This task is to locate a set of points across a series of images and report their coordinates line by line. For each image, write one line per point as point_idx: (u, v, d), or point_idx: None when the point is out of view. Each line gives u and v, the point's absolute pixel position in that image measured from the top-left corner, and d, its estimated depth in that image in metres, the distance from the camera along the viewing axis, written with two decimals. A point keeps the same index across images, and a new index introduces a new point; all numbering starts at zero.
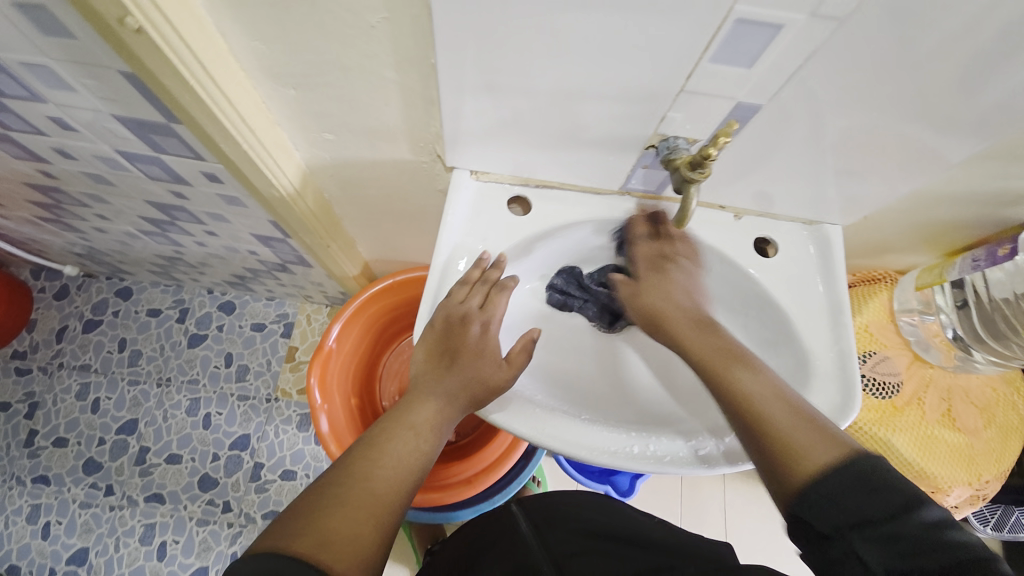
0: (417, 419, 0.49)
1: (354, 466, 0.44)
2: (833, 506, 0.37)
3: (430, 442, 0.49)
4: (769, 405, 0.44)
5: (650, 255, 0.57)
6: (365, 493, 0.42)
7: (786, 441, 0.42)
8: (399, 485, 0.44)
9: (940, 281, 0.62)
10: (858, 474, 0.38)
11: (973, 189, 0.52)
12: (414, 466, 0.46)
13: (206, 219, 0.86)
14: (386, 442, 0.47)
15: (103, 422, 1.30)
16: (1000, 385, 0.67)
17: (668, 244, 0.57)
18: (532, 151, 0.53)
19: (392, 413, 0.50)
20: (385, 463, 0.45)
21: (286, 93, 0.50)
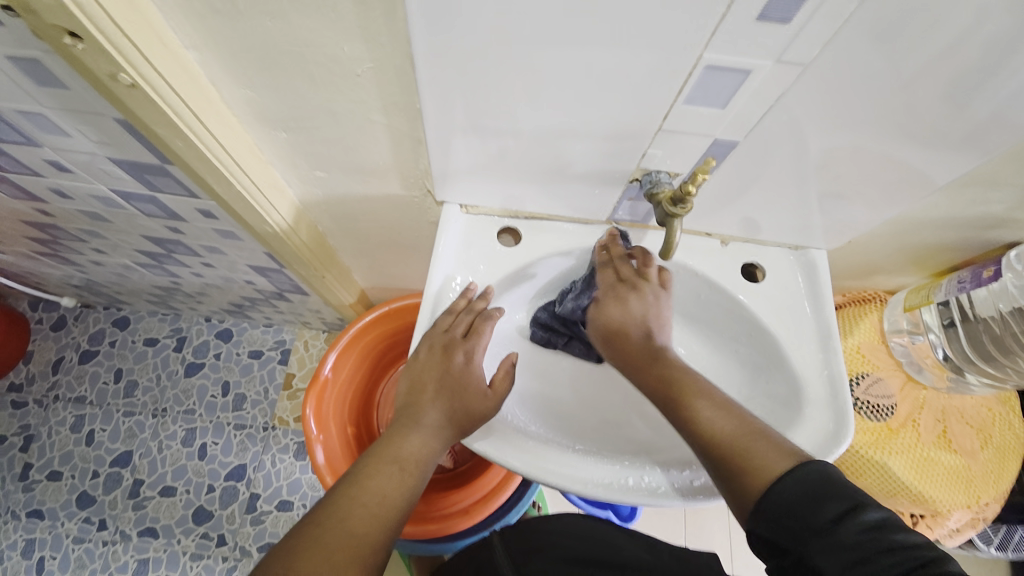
0: (400, 453, 0.49)
1: (336, 505, 0.44)
2: (789, 519, 0.38)
3: (414, 476, 0.49)
4: (735, 427, 0.44)
5: (605, 281, 0.56)
6: (346, 533, 0.42)
7: (742, 453, 0.42)
8: (382, 524, 0.44)
9: (928, 302, 0.63)
10: (805, 482, 0.38)
11: (953, 214, 0.53)
12: (398, 500, 0.46)
13: (202, 252, 0.87)
14: (369, 478, 0.47)
15: (98, 455, 1.28)
16: (996, 405, 0.67)
17: (627, 267, 0.56)
18: (519, 185, 0.55)
19: (377, 448, 0.50)
20: (368, 500, 0.45)
21: (277, 135, 0.51)
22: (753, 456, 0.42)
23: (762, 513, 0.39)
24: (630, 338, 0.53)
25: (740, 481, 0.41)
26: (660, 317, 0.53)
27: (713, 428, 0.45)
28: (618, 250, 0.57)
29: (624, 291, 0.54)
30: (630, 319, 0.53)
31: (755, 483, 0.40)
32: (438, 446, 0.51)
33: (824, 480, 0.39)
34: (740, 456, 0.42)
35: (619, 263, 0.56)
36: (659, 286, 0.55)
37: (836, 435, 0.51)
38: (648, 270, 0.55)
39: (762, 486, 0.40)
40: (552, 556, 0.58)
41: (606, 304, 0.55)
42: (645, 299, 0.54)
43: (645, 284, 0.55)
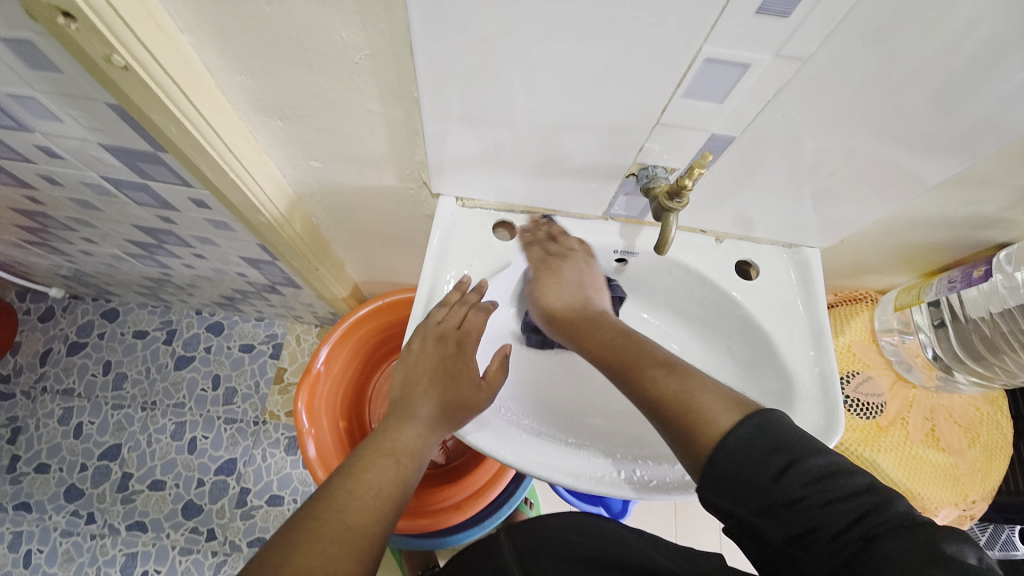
0: (394, 446, 0.49)
1: (331, 498, 0.44)
2: (734, 484, 0.37)
3: (410, 468, 0.48)
4: (676, 384, 0.43)
5: (535, 258, 0.60)
6: (342, 526, 0.42)
7: (688, 414, 0.41)
8: (377, 516, 0.44)
9: (918, 302, 0.64)
10: (745, 439, 0.37)
11: (945, 214, 0.54)
12: (394, 492, 0.46)
13: (194, 242, 0.86)
14: (364, 471, 0.46)
15: (86, 448, 1.27)
16: (983, 404, 0.68)
17: (556, 244, 0.60)
18: (516, 179, 0.55)
19: (372, 441, 0.49)
20: (363, 492, 0.44)
21: (273, 123, 0.50)
22: (701, 415, 0.40)
23: (707, 476, 0.38)
24: (566, 308, 0.57)
25: (687, 441, 0.40)
26: (591, 282, 0.60)
27: (660, 388, 0.44)
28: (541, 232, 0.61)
29: (550, 266, 0.60)
30: (550, 291, 0.59)
31: (700, 438, 0.39)
32: (433, 438, 0.51)
33: (768, 432, 0.37)
34: (692, 421, 0.40)
35: (544, 243, 0.61)
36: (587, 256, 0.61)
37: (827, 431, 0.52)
38: (569, 241, 0.60)
39: (710, 448, 0.39)
40: (546, 556, 0.59)
41: (540, 278, 0.60)
42: (577, 269, 0.60)
43: (572, 255, 0.60)
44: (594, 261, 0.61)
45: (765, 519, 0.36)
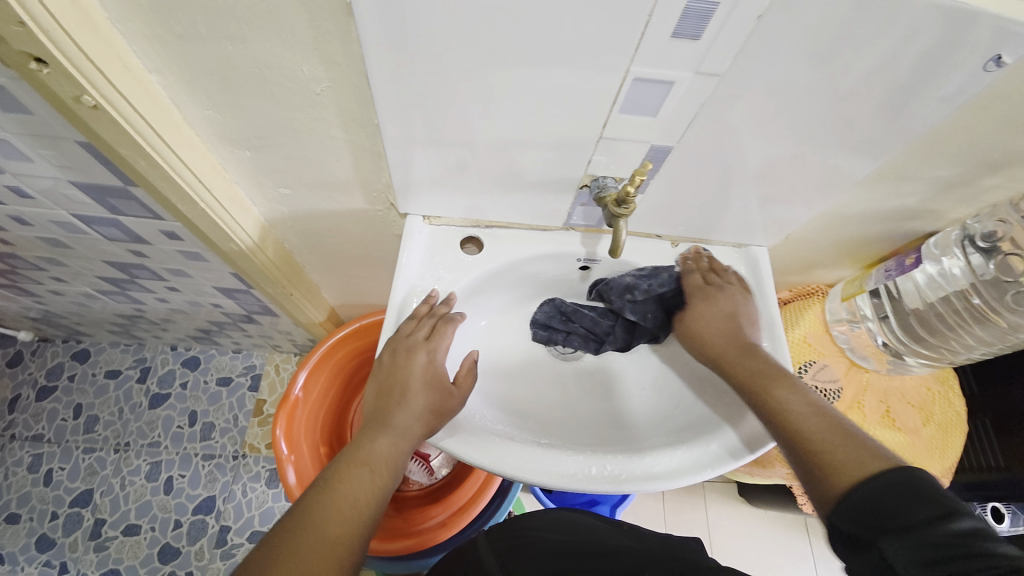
0: (369, 456, 0.50)
1: (308, 510, 0.45)
2: (873, 513, 0.39)
3: (385, 476, 0.49)
4: (828, 426, 0.46)
5: (693, 284, 0.62)
6: (319, 536, 0.43)
7: (825, 453, 0.44)
8: (356, 526, 0.45)
9: (861, 291, 0.68)
10: (895, 483, 0.39)
11: (872, 208, 0.59)
12: (371, 501, 0.47)
13: (167, 275, 0.86)
14: (340, 483, 0.47)
15: (57, 495, 1.22)
16: (934, 384, 0.71)
17: (715, 275, 0.63)
18: (478, 196, 0.58)
19: (347, 454, 0.50)
20: (340, 503, 0.45)
21: (241, 154, 0.53)
22: (840, 458, 0.43)
23: (841, 509, 0.41)
24: (715, 330, 0.59)
25: (827, 482, 0.43)
26: (749, 316, 0.59)
27: (800, 424, 0.47)
28: (702, 261, 0.65)
29: (704, 294, 0.61)
30: (706, 318, 0.59)
31: (842, 480, 0.42)
32: (408, 445, 0.52)
33: (917, 486, 0.38)
34: (835, 465, 0.43)
35: (705, 272, 0.63)
36: (745, 289, 0.62)
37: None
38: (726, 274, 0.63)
39: (843, 489, 0.41)
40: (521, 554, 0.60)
41: (695, 303, 0.61)
42: (733, 299, 0.60)
43: (731, 287, 0.62)
44: (753, 297, 0.62)
45: (896, 541, 0.36)
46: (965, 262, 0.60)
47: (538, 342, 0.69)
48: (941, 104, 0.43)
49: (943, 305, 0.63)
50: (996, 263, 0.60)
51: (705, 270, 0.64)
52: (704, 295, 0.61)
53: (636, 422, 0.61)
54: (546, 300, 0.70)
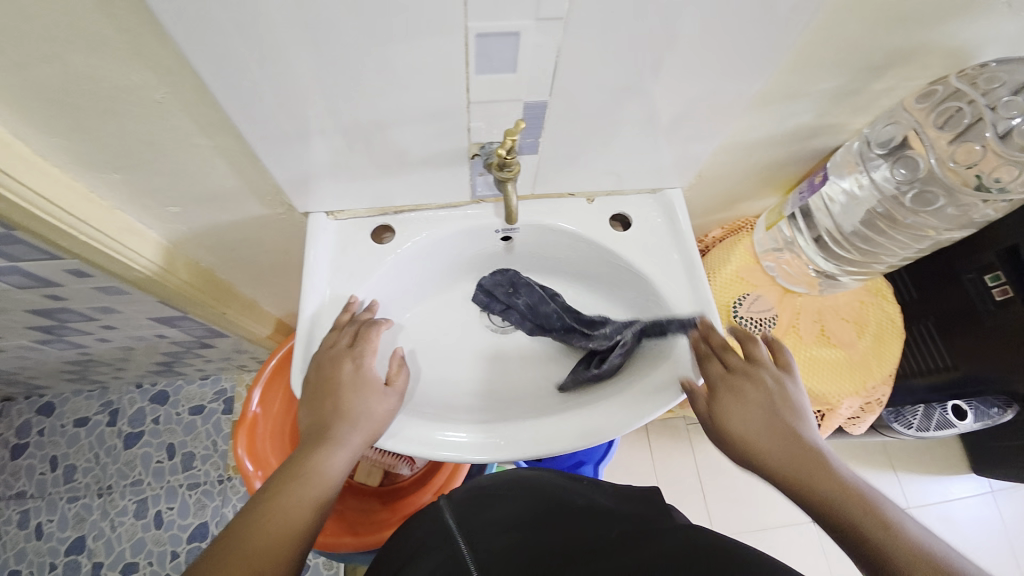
0: (300, 469, 0.48)
1: (231, 534, 0.43)
2: None
3: (318, 489, 0.47)
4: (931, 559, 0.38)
5: (714, 372, 0.53)
6: (242, 557, 0.41)
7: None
8: (286, 544, 0.43)
9: (782, 218, 0.68)
10: None
11: (770, 132, 0.58)
12: (301, 515, 0.45)
13: (96, 314, 0.83)
14: (271, 499, 0.45)
15: (50, 547, 1.22)
16: (866, 296, 0.73)
17: (734, 355, 0.53)
18: (374, 182, 0.56)
19: (280, 471, 0.48)
20: (268, 522, 0.44)
21: (111, 177, 0.50)
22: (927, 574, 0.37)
23: None
24: (757, 438, 0.49)
25: None
26: (789, 402, 0.51)
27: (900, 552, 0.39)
28: (716, 338, 0.55)
29: (735, 385, 0.52)
30: (743, 418, 0.50)
31: None
32: (347, 456, 0.50)
33: None
34: None
35: (722, 353, 0.53)
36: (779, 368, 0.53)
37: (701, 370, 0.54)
38: (758, 354, 0.54)
39: None
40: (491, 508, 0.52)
41: (723, 399, 0.51)
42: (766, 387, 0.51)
43: (761, 368, 0.53)
44: (791, 377, 0.53)
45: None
46: (869, 177, 0.61)
47: (475, 305, 0.68)
48: (796, 16, 0.42)
49: (865, 226, 0.64)
50: (898, 165, 0.59)
51: (718, 351, 0.54)
52: (732, 386, 0.52)
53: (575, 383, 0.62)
54: (501, 269, 0.69)
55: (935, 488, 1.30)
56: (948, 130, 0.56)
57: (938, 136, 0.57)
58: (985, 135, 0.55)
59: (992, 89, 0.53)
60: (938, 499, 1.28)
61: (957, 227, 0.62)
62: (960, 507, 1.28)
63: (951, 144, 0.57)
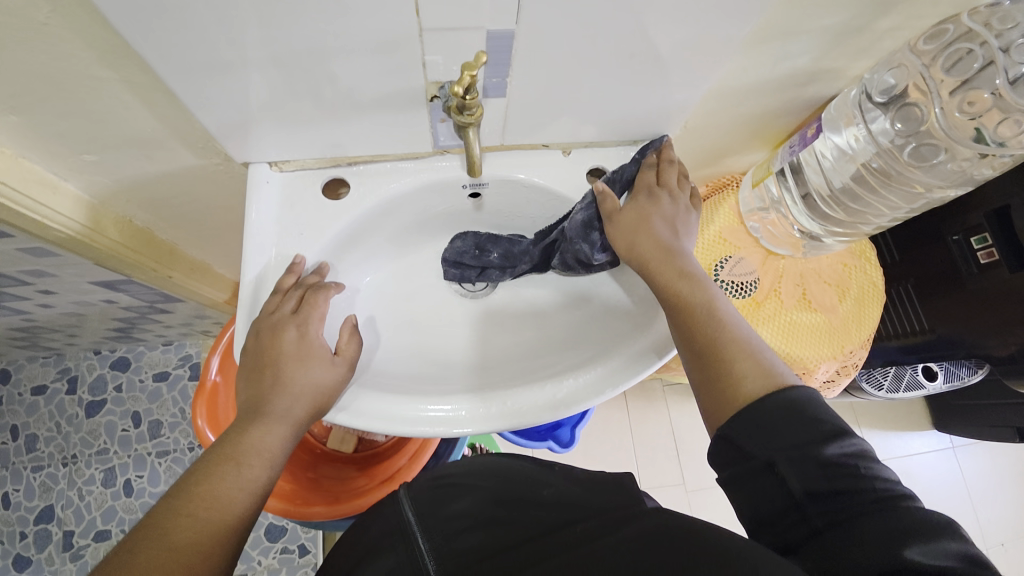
0: (237, 449, 0.44)
1: (152, 527, 0.39)
2: (770, 436, 0.39)
3: (256, 470, 0.44)
4: (736, 345, 0.44)
5: (644, 182, 0.55)
6: (162, 553, 0.37)
7: (728, 365, 0.43)
8: (218, 532, 0.40)
9: (769, 173, 0.64)
10: (796, 402, 0.39)
11: (763, 77, 0.53)
12: (237, 501, 0.42)
13: (29, 278, 0.76)
14: (198, 486, 0.41)
15: (19, 516, 1.19)
16: (849, 259, 0.70)
17: (672, 172, 0.55)
18: (322, 129, 0.50)
19: (211, 451, 0.45)
20: (193, 509, 0.40)
21: (5, 119, 0.43)
22: (743, 372, 0.43)
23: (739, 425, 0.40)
24: (647, 231, 0.52)
25: (724, 400, 0.42)
26: (683, 220, 0.53)
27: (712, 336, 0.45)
28: (665, 154, 0.56)
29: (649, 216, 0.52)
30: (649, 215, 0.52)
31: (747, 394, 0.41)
32: (291, 431, 0.47)
33: (804, 409, 0.39)
34: (734, 381, 0.42)
35: (662, 167, 0.56)
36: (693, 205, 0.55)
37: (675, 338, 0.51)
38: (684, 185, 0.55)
39: (746, 400, 0.41)
40: (451, 501, 0.53)
41: (639, 197, 0.54)
42: (678, 204, 0.54)
43: (680, 193, 0.55)
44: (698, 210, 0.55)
45: (792, 466, 0.38)
46: (866, 129, 0.56)
47: (450, 281, 0.64)
48: None
49: (855, 183, 0.60)
50: (897, 118, 0.55)
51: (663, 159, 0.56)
52: (653, 190, 0.54)
53: (546, 350, 0.59)
54: (462, 233, 0.64)
55: (898, 443, 1.35)
56: (955, 76, 0.52)
57: (942, 83, 0.52)
58: (995, 82, 0.50)
59: (1005, 31, 0.48)
60: (899, 454, 1.34)
61: (952, 185, 0.58)
62: (920, 460, 1.35)
63: (955, 94, 0.52)
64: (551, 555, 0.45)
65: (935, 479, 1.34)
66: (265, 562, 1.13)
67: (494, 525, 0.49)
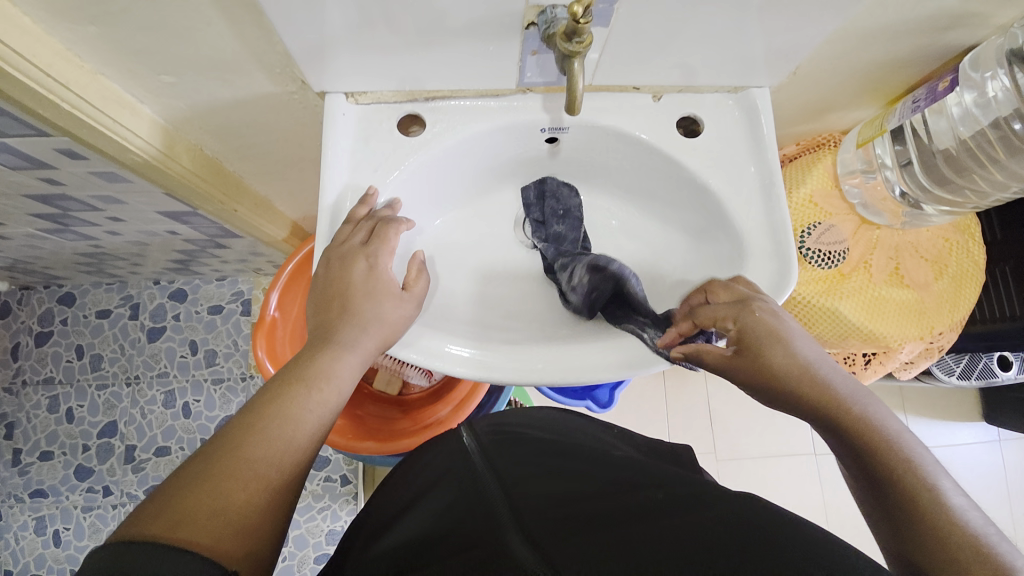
0: (307, 373, 0.44)
1: (228, 435, 0.40)
2: None
3: (324, 394, 0.44)
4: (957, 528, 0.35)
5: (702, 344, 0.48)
6: (239, 461, 0.38)
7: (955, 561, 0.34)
8: (285, 450, 0.41)
9: (880, 133, 0.57)
10: None
11: (903, 16, 0.46)
12: (305, 423, 0.42)
13: (99, 204, 0.77)
14: (271, 403, 0.42)
15: (83, 429, 1.28)
16: (952, 234, 0.64)
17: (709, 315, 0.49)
18: (403, 60, 0.47)
19: (280, 375, 0.45)
20: (265, 425, 0.41)
21: (87, 31, 0.41)
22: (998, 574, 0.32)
23: None
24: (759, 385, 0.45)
25: None
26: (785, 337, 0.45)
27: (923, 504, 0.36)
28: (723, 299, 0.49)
29: (753, 342, 0.45)
30: (775, 357, 0.44)
31: None
32: (358, 361, 0.47)
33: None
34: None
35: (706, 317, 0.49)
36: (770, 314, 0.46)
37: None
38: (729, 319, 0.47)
39: None
40: (515, 446, 0.56)
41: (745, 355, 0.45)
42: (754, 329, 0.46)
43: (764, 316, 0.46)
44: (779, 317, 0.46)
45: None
46: (1010, 83, 0.48)
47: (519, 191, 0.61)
48: None
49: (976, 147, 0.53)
50: None
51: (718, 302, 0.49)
52: (750, 332, 0.46)
53: None
54: (572, 186, 0.61)
55: (944, 433, 1.30)
56: None
57: None
58: None
59: None
60: (943, 443, 1.29)
61: None
62: (963, 451, 1.30)
63: None
64: (622, 512, 0.45)
65: (977, 472, 1.29)
66: (310, 486, 1.20)
67: (557, 471, 0.52)
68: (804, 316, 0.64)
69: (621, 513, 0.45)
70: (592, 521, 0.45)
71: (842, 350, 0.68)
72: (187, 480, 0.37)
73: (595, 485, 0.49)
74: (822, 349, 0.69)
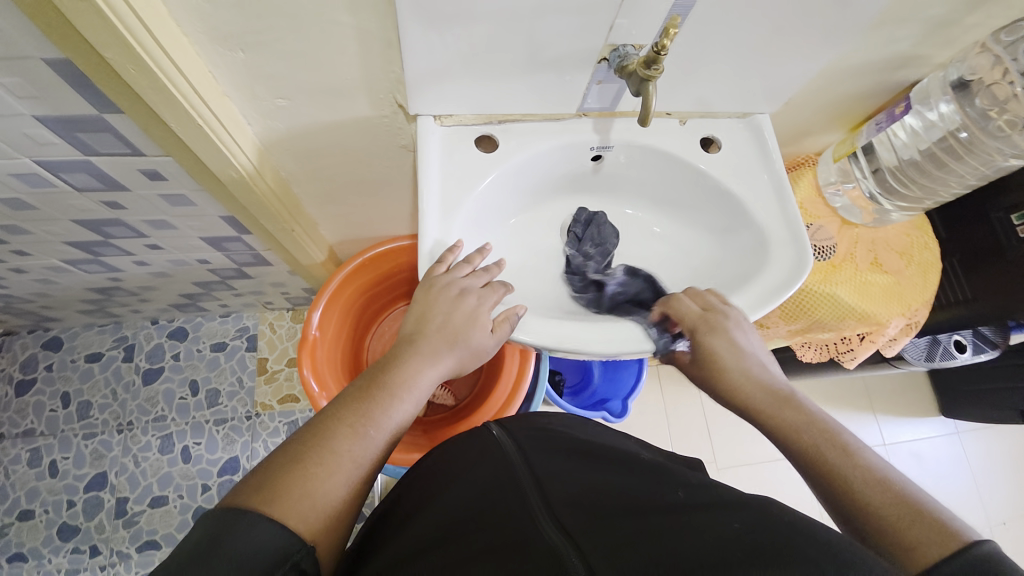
0: (397, 382, 0.50)
1: (313, 428, 0.44)
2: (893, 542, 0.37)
3: (404, 399, 0.49)
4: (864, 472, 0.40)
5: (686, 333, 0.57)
6: (325, 451, 0.42)
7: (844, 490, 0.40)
8: (365, 444, 0.44)
9: (852, 149, 0.72)
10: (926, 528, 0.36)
11: (867, 59, 0.61)
12: (386, 423, 0.47)
13: (147, 230, 0.79)
14: (358, 402, 0.47)
15: (67, 484, 1.18)
16: (912, 230, 0.79)
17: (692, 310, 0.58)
18: (492, 86, 0.56)
19: (368, 377, 0.50)
20: (350, 421, 0.45)
21: (233, 57, 0.48)
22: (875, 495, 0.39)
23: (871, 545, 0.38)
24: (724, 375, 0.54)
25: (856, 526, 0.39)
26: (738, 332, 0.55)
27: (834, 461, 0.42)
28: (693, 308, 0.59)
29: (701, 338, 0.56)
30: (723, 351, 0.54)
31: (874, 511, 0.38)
32: (437, 376, 0.53)
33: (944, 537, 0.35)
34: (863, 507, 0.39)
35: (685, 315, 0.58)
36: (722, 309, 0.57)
37: (776, 293, 0.59)
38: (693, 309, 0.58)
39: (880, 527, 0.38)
40: (546, 441, 0.58)
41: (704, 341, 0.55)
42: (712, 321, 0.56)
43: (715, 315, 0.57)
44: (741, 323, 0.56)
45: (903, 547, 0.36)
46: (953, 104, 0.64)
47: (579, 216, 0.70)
48: None
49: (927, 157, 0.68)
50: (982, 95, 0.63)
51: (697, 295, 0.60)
52: (704, 325, 0.56)
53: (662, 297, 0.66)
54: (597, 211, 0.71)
55: (909, 427, 1.45)
56: None
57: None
58: None
59: None
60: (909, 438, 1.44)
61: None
62: (927, 444, 1.45)
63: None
64: (650, 504, 0.43)
65: (941, 462, 1.44)
66: None
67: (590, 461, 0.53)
68: (809, 302, 0.75)
69: (648, 503, 0.43)
70: (617, 508, 0.44)
71: (839, 333, 0.79)
72: (277, 465, 0.40)
73: (629, 474, 0.49)
74: (822, 333, 0.80)
